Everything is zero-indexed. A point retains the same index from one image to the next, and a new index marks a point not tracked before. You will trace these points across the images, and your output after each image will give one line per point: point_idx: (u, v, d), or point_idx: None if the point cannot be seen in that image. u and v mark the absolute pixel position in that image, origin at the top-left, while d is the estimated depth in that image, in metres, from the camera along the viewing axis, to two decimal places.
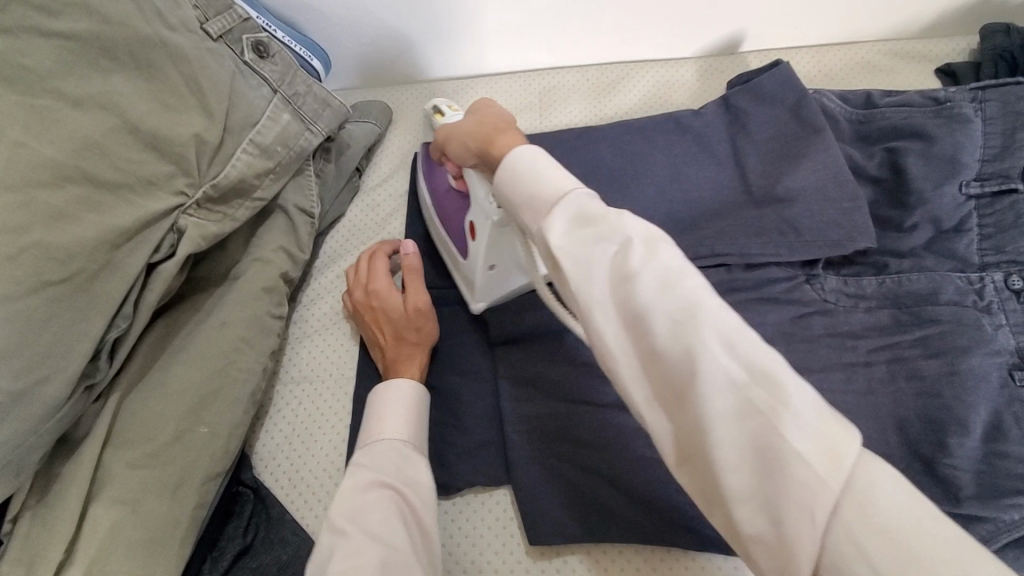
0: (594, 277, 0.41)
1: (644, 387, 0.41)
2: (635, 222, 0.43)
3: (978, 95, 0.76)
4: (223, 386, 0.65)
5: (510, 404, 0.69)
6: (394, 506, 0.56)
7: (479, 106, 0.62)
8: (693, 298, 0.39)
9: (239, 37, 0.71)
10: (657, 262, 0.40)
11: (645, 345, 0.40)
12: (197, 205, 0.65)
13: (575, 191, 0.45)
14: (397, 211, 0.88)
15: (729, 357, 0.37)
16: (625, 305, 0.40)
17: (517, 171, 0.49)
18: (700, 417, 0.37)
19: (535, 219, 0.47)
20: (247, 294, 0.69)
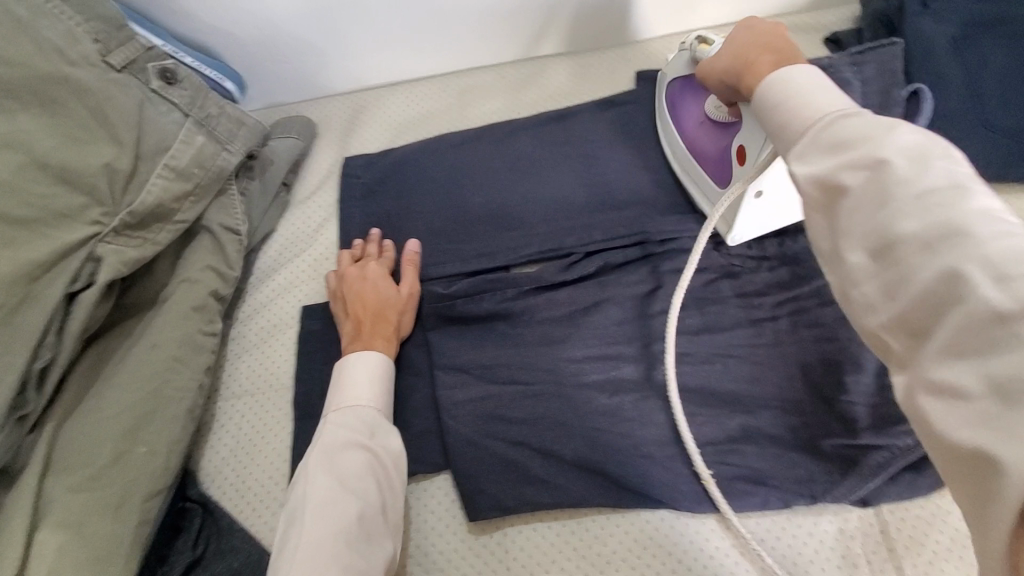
0: (840, 188, 0.37)
1: (881, 306, 0.35)
2: (907, 136, 0.36)
3: (858, 58, 0.78)
4: (158, 405, 0.67)
5: (446, 392, 0.72)
6: (368, 466, 0.61)
7: (742, 31, 0.56)
8: (970, 218, 0.32)
9: (145, 65, 0.72)
10: (918, 183, 0.34)
11: (881, 266, 0.35)
12: (114, 232, 0.67)
13: (841, 112, 0.40)
14: (327, 221, 0.90)
15: (991, 278, 0.30)
16: (865, 225, 0.36)
17: (779, 90, 0.45)
18: (940, 337, 0.32)
19: (785, 138, 0.43)
20: (176, 315, 0.71)
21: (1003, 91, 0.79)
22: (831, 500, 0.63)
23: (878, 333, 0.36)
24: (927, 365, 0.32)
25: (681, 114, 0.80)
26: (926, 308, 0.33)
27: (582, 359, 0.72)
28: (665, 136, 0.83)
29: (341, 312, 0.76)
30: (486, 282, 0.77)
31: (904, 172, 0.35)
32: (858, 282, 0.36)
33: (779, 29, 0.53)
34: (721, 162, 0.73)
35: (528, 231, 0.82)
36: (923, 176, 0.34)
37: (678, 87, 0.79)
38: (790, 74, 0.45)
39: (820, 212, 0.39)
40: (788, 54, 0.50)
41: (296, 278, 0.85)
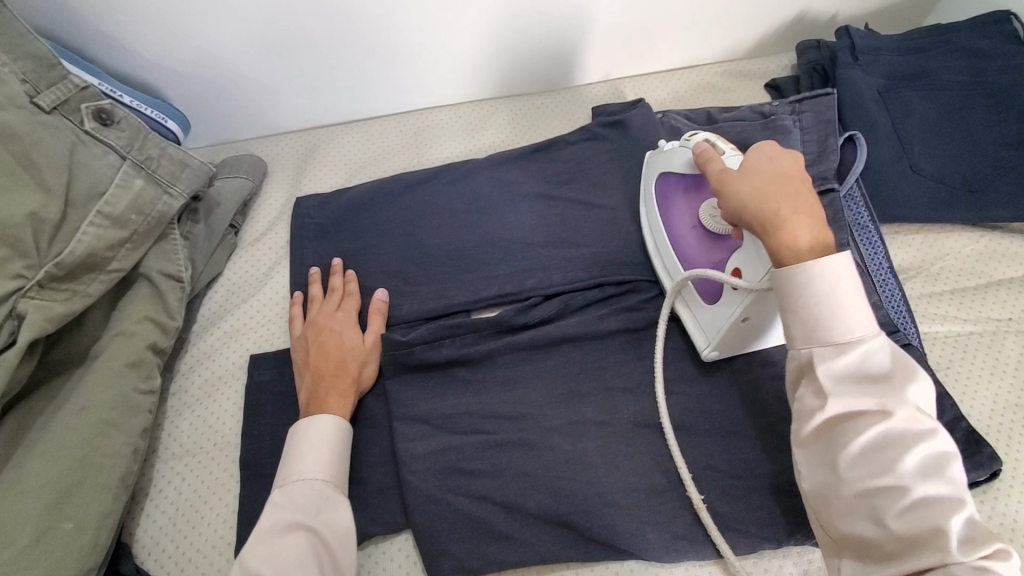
0: (845, 419, 0.51)
1: (848, 519, 0.50)
2: (920, 400, 0.50)
3: (796, 107, 0.83)
4: (87, 475, 0.61)
5: (405, 445, 0.69)
6: (310, 549, 0.57)
7: (761, 158, 0.59)
8: (954, 486, 0.46)
9: (78, 105, 0.68)
10: (924, 441, 0.48)
11: (865, 496, 0.48)
12: (39, 286, 0.62)
13: (877, 342, 0.51)
14: (278, 264, 0.86)
15: (956, 526, 0.44)
16: (858, 461, 0.49)
17: (828, 286, 0.52)
18: (884, 547, 0.47)
19: (805, 339, 0.53)
20: (108, 373, 0.65)
21: (928, 138, 0.85)
22: (795, 542, 0.63)
23: (844, 538, 0.50)
24: (840, 534, 0.51)
25: (671, 213, 0.76)
26: (896, 542, 0.46)
27: (545, 406, 0.71)
28: (644, 222, 0.80)
29: (301, 363, 0.73)
30: (446, 328, 0.75)
31: (916, 431, 0.48)
32: (840, 499, 0.50)
33: (797, 170, 0.57)
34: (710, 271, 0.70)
35: (487, 273, 0.81)
36: (926, 437, 0.48)
37: (667, 178, 0.76)
38: (830, 259, 0.52)
39: (822, 432, 0.52)
40: (813, 221, 0.55)
41: (243, 326, 0.81)
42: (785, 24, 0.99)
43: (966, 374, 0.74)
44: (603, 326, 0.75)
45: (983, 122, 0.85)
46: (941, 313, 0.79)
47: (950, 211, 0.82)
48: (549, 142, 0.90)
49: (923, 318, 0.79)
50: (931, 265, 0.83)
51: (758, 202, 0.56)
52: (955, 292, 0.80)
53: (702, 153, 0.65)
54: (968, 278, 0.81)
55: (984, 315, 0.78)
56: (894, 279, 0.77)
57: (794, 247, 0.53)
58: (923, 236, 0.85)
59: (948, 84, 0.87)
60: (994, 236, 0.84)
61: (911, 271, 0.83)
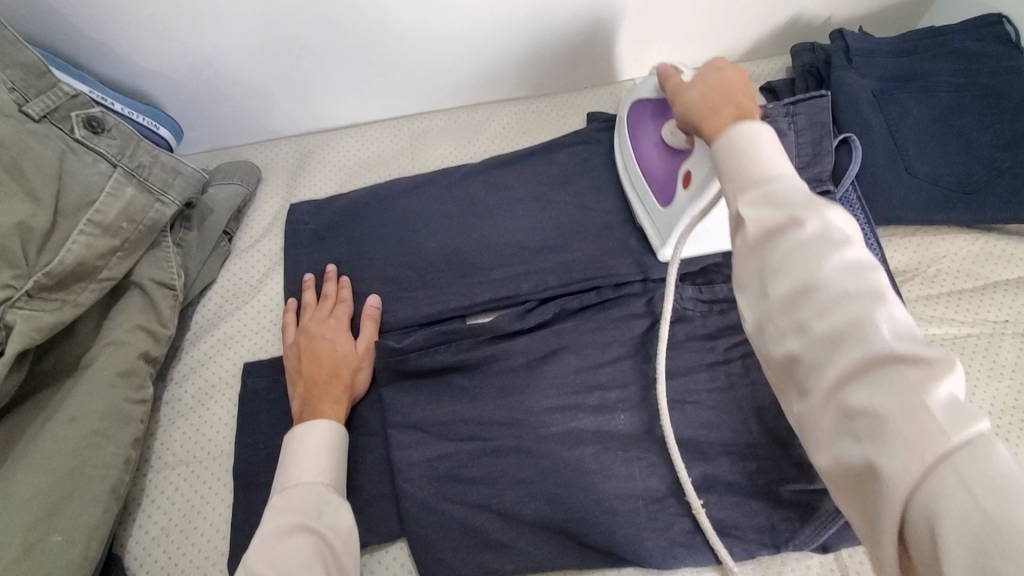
0: (771, 240, 0.44)
1: (783, 342, 0.43)
2: (834, 213, 0.43)
3: (790, 109, 0.80)
4: (77, 487, 0.61)
5: (400, 452, 0.68)
6: (315, 549, 0.55)
7: (709, 70, 0.58)
8: (875, 284, 0.41)
9: (68, 114, 0.67)
10: (844, 247, 0.42)
11: (794, 309, 0.42)
12: (28, 296, 0.61)
13: (786, 170, 0.45)
14: (272, 271, 0.85)
15: (891, 341, 0.38)
16: (786, 274, 0.43)
17: (743, 138, 0.47)
18: (824, 376, 0.40)
19: (734, 184, 0.47)
20: (99, 383, 0.65)
21: (923, 139, 0.85)
22: (793, 548, 0.63)
23: (783, 365, 0.44)
24: (795, 380, 0.43)
25: (639, 136, 0.80)
26: (825, 348, 0.40)
27: (541, 412, 0.70)
28: (618, 145, 0.84)
29: (294, 370, 0.73)
30: (440, 334, 0.74)
31: (834, 237, 0.42)
32: (775, 321, 0.43)
33: (740, 81, 0.56)
34: (667, 184, 0.75)
35: (483, 277, 0.80)
36: (843, 243, 0.42)
37: (638, 102, 0.80)
38: (751, 128, 0.48)
39: (748, 254, 0.45)
40: (748, 107, 0.53)
41: (237, 333, 0.80)
42: (779, 26, 0.99)
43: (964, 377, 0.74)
44: (599, 330, 0.75)
45: (979, 123, 0.85)
46: (939, 315, 0.78)
47: (946, 213, 0.82)
48: (544, 146, 0.89)
49: (921, 321, 0.78)
50: (927, 267, 0.82)
51: (697, 101, 0.56)
52: (952, 294, 0.80)
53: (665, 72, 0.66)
54: (964, 280, 0.81)
55: (981, 317, 0.78)
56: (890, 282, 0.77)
57: (718, 129, 0.51)
58: (919, 238, 0.85)
59: (942, 86, 0.87)
60: (990, 238, 0.84)
61: (908, 273, 0.82)
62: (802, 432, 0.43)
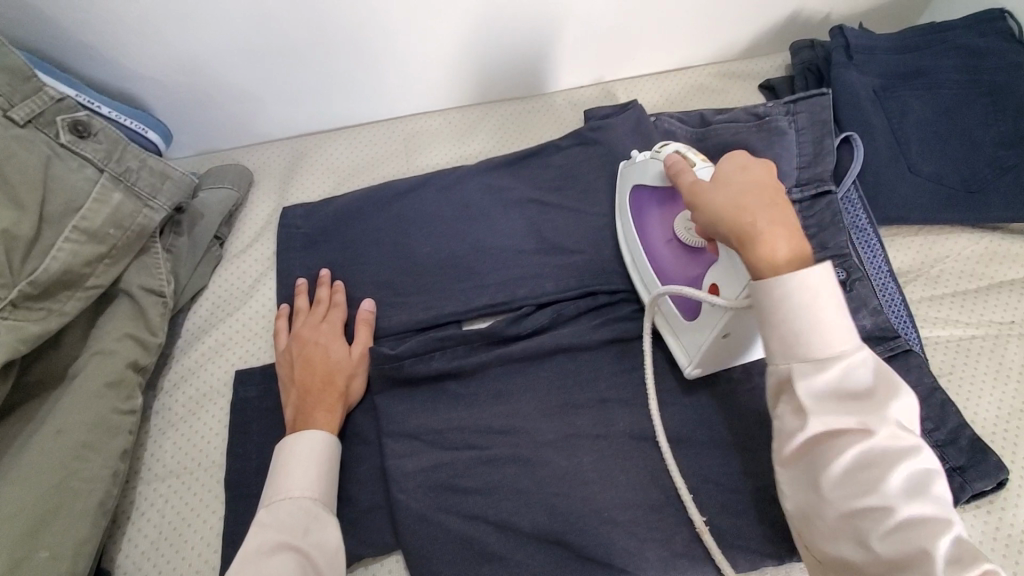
0: (834, 437, 0.48)
1: (828, 541, 0.49)
2: (896, 411, 0.48)
3: (790, 108, 0.80)
4: (64, 501, 0.59)
5: (395, 462, 0.67)
6: (299, 569, 0.54)
7: (733, 169, 0.57)
8: (938, 504, 0.45)
9: (53, 118, 0.66)
10: (907, 459, 0.46)
11: (850, 518, 0.47)
12: (12, 305, 0.60)
13: (854, 355, 0.49)
14: (264, 276, 0.84)
15: (943, 549, 0.43)
16: (850, 484, 0.47)
17: (798, 296, 0.49)
18: (871, 573, 0.46)
19: (785, 354, 0.50)
20: (86, 394, 0.63)
21: (925, 138, 0.84)
22: (796, 558, 0.61)
23: (831, 559, 0.49)
24: (834, 565, 0.49)
25: (647, 226, 0.73)
26: (881, 564, 0.45)
27: (538, 420, 0.69)
28: (620, 235, 0.78)
29: (287, 377, 0.71)
30: (435, 340, 0.73)
31: (898, 446, 0.46)
32: (825, 519, 0.48)
33: (771, 180, 0.56)
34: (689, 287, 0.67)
35: (478, 282, 0.79)
36: (908, 454, 0.46)
37: (642, 188, 0.73)
38: (802, 275, 0.50)
39: (802, 451, 0.50)
40: (793, 230, 0.52)
41: (228, 341, 0.79)
42: (778, 24, 0.97)
43: (969, 380, 0.73)
44: (597, 335, 0.73)
45: (981, 121, 0.83)
46: (943, 317, 0.77)
47: (949, 212, 0.80)
48: (539, 147, 0.88)
49: (924, 323, 0.77)
50: (931, 268, 0.81)
51: (725, 217, 0.54)
52: (956, 295, 0.79)
53: (672, 166, 0.63)
54: (969, 281, 0.80)
55: (986, 319, 0.77)
56: (894, 282, 0.76)
57: (773, 262, 0.51)
58: (923, 238, 0.83)
59: (944, 83, 0.86)
60: (994, 238, 0.82)
61: (911, 274, 0.81)
62: None
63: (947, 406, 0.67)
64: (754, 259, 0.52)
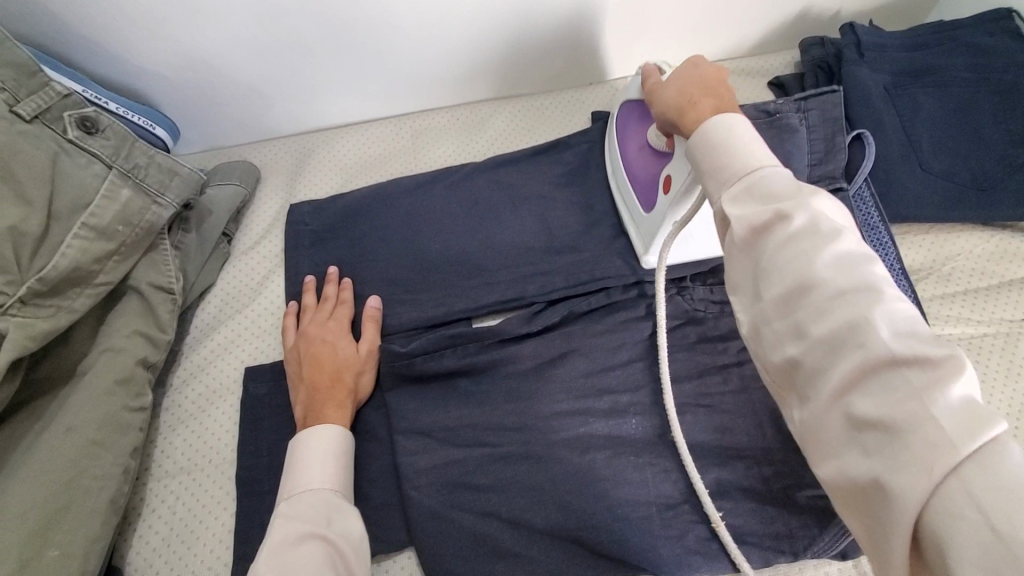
0: (763, 237, 0.43)
1: (782, 347, 0.41)
2: (822, 203, 0.42)
3: (801, 105, 0.78)
4: (75, 499, 0.59)
5: (407, 459, 0.67)
6: (327, 554, 0.52)
7: (688, 66, 0.58)
8: (872, 278, 0.38)
9: (60, 114, 0.65)
10: (832, 240, 0.40)
11: (788, 309, 0.40)
12: (21, 303, 0.59)
13: (769, 165, 0.46)
14: (272, 273, 0.83)
15: (887, 335, 0.36)
16: (776, 271, 0.41)
17: (718, 135, 0.49)
18: (824, 382, 0.38)
19: (716, 179, 0.48)
20: (96, 391, 0.63)
21: (936, 135, 0.83)
22: (811, 555, 0.61)
23: (781, 370, 0.42)
24: (800, 392, 0.40)
25: (625, 137, 0.78)
26: (821, 353, 0.38)
27: (550, 417, 0.69)
28: (607, 143, 0.83)
29: (295, 374, 0.71)
30: (448, 337, 0.72)
31: (823, 228, 0.41)
32: (769, 322, 0.42)
33: (721, 76, 0.56)
34: (649, 187, 0.73)
35: (489, 279, 0.79)
36: (834, 236, 0.41)
37: (626, 103, 0.78)
38: (726, 122, 0.49)
39: (740, 254, 0.45)
40: (727, 102, 0.53)
41: (237, 338, 0.78)
42: (787, 21, 0.97)
43: (982, 377, 0.73)
44: (608, 333, 0.73)
45: (992, 118, 0.83)
46: (954, 315, 0.77)
47: (960, 210, 0.80)
48: (549, 145, 0.88)
49: (936, 320, 0.77)
50: (942, 266, 0.81)
51: (675, 100, 0.56)
52: (968, 293, 0.79)
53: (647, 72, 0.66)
54: (980, 279, 0.80)
55: (998, 316, 0.77)
56: (906, 280, 0.76)
57: (700, 121, 0.52)
58: (934, 236, 0.83)
59: (955, 81, 0.85)
60: (1005, 236, 0.82)
61: (922, 272, 0.81)
62: (816, 463, 0.40)
63: None
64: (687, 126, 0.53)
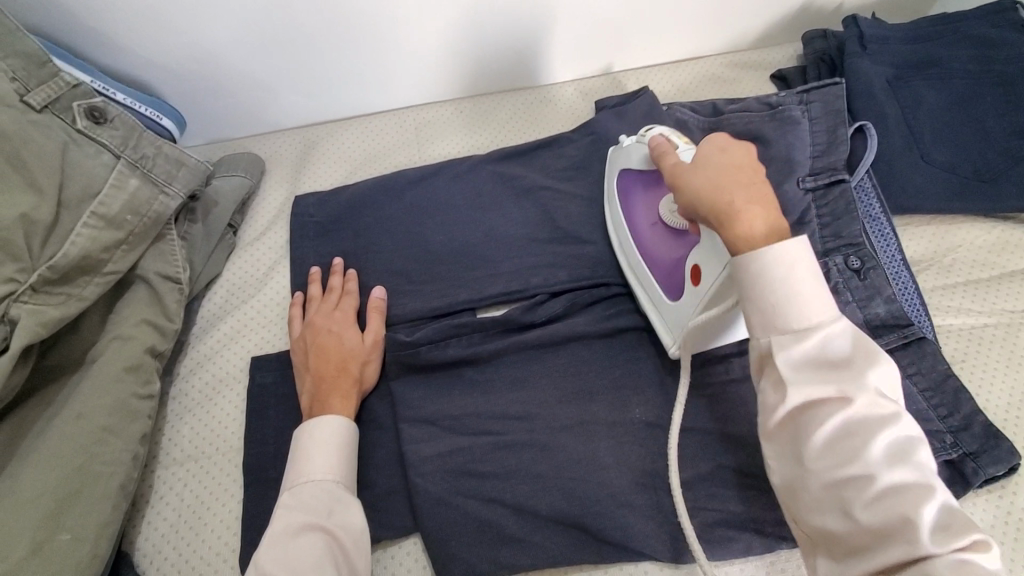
0: (814, 405, 0.47)
1: (821, 515, 0.46)
2: (877, 377, 0.46)
3: (803, 98, 0.80)
4: (86, 484, 0.60)
5: (412, 447, 0.68)
6: (326, 550, 0.54)
7: (714, 152, 0.55)
8: (920, 471, 0.43)
9: (69, 104, 0.66)
10: (887, 423, 0.44)
11: (837, 486, 0.45)
12: (32, 290, 0.60)
13: (834, 323, 0.48)
14: (277, 264, 0.84)
15: (927, 514, 0.41)
16: (828, 449, 0.45)
17: (774, 273, 0.48)
18: (862, 553, 0.43)
19: (764, 326, 0.49)
20: (105, 379, 0.64)
21: (938, 127, 0.84)
22: None
23: (815, 534, 0.47)
24: (826, 545, 0.46)
25: (632, 212, 0.73)
26: (865, 537, 0.43)
27: (553, 406, 0.69)
28: (609, 218, 0.79)
29: (302, 364, 0.72)
30: (452, 327, 0.74)
31: (878, 411, 0.45)
32: (809, 490, 0.46)
33: (751, 161, 0.53)
34: (672, 271, 0.68)
35: (492, 270, 0.79)
36: (890, 420, 0.45)
37: (629, 173, 0.74)
38: (785, 247, 0.48)
39: (789, 421, 0.48)
40: (776, 219, 0.51)
41: (243, 328, 0.79)
42: (790, 14, 0.97)
43: (982, 368, 0.73)
44: (611, 324, 0.74)
45: (994, 111, 0.83)
46: (956, 306, 0.77)
47: (962, 201, 0.81)
48: (552, 137, 0.88)
49: (937, 311, 0.77)
50: (943, 257, 0.81)
51: (709, 199, 0.52)
52: (968, 284, 0.79)
53: (657, 147, 0.62)
54: (982, 270, 0.80)
55: (999, 307, 0.77)
56: (907, 271, 0.76)
57: (752, 241, 0.49)
58: (936, 227, 0.84)
59: (958, 73, 0.86)
60: (1006, 227, 0.83)
61: (924, 263, 0.81)
62: None
63: (960, 393, 0.67)
64: (735, 240, 0.50)
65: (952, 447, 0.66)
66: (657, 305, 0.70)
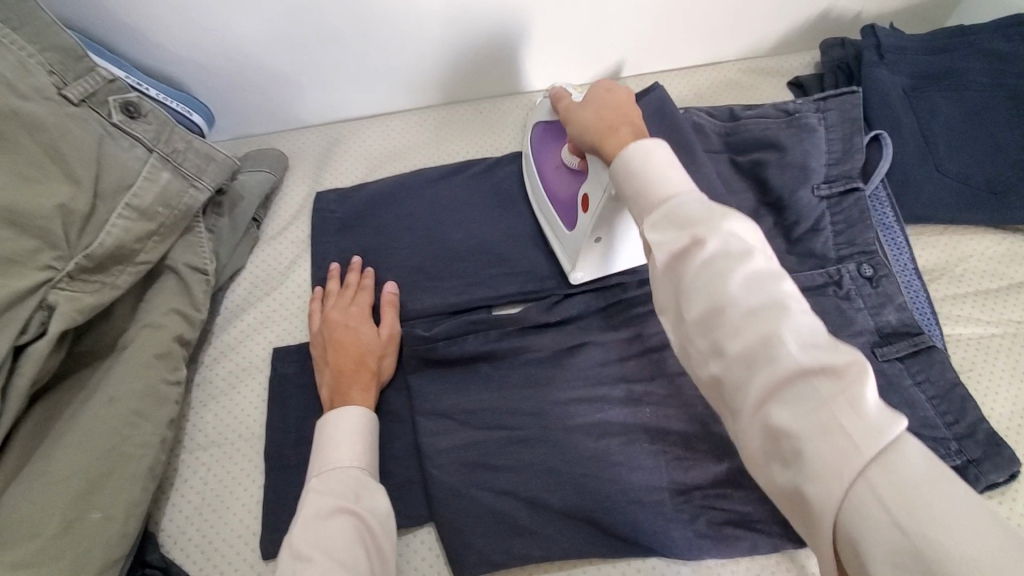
0: (681, 259, 0.46)
1: (709, 365, 0.45)
2: (735, 223, 0.46)
3: (820, 105, 0.80)
4: (116, 465, 0.62)
5: (428, 439, 0.70)
6: (355, 532, 0.56)
7: (601, 90, 0.65)
8: (783, 297, 0.43)
9: (105, 99, 0.68)
10: (748, 258, 0.44)
11: (709, 331, 0.44)
12: (68, 278, 0.62)
13: (684, 190, 0.49)
14: (298, 258, 0.86)
15: (796, 344, 0.41)
16: (694, 292, 0.45)
17: (631, 164, 0.53)
18: (748, 392, 0.42)
19: (637, 207, 0.51)
20: (136, 364, 0.66)
21: (952, 138, 0.84)
22: None
23: (708, 386, 0.46)
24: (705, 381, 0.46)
25: (542, 158, 0.81)
26: (739, 368, 0.42)
27: (566, 402, 0.71)
28: (523, 172, 0.87)
29: (321, 357, 0.74)
30: (469, 324, 0.76)
31: (735, 246, 0.45)
32: (691, 343, 0.46)
33: (629, 102, 0.63)
34: (569, 205, 0.76)
35: (509, 269, 0.81)
36: (745, 254, 0.45)
37: (540, 124, 0.82)
38: (645, 145, 0.53)
39: (664, 278, 0.48)
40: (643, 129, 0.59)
41: (266, 318, 0.81)
42: (809, 21, 0.98)
43: (990, 377, 0.74)
44: (623, 326, 0.76)
45: (1009, 124, 0.84)
46: (965, 315, 0.78)
47: (973, 212, 0.82)
48: None
49: (947, 320, 0.78)
50: (955, 267, 0.82)
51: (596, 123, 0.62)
52: (978, 294, 0.80)
53: (557, 96, 0.72)
54: (992, 280, 0.81)
55: (1007, 317, 0.78)
56: (919, 280, 0.77)
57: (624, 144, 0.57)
58: (948, 237, 0.84)
59: (973, 85, 0.86)
60: (1016, 239, 0.84)
61: (935, 272, 0.82)
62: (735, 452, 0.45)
63: (968, 401, 0.69)
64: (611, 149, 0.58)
65: (958, 453, 0.67)
66: (559, 238, 0.78)
